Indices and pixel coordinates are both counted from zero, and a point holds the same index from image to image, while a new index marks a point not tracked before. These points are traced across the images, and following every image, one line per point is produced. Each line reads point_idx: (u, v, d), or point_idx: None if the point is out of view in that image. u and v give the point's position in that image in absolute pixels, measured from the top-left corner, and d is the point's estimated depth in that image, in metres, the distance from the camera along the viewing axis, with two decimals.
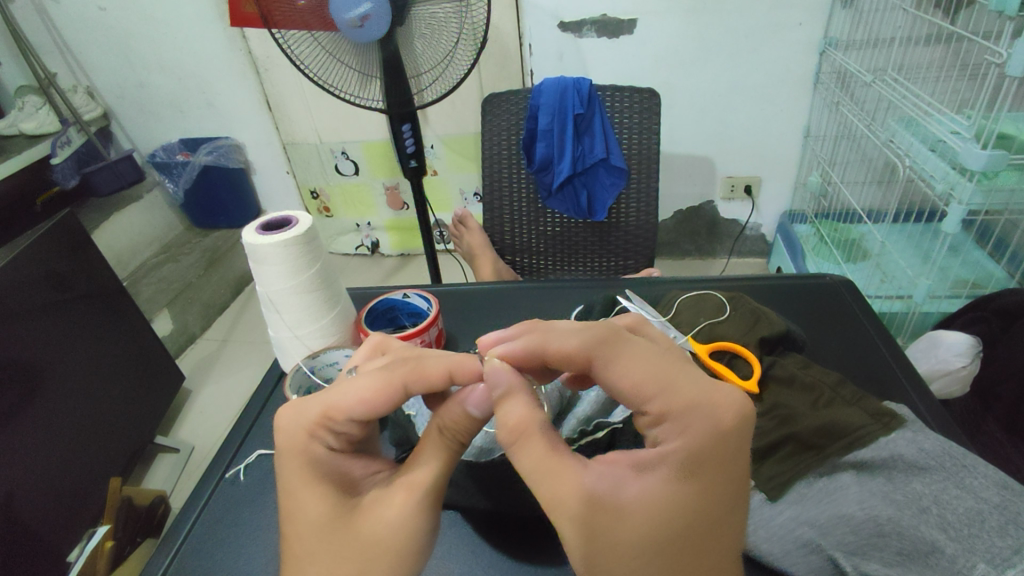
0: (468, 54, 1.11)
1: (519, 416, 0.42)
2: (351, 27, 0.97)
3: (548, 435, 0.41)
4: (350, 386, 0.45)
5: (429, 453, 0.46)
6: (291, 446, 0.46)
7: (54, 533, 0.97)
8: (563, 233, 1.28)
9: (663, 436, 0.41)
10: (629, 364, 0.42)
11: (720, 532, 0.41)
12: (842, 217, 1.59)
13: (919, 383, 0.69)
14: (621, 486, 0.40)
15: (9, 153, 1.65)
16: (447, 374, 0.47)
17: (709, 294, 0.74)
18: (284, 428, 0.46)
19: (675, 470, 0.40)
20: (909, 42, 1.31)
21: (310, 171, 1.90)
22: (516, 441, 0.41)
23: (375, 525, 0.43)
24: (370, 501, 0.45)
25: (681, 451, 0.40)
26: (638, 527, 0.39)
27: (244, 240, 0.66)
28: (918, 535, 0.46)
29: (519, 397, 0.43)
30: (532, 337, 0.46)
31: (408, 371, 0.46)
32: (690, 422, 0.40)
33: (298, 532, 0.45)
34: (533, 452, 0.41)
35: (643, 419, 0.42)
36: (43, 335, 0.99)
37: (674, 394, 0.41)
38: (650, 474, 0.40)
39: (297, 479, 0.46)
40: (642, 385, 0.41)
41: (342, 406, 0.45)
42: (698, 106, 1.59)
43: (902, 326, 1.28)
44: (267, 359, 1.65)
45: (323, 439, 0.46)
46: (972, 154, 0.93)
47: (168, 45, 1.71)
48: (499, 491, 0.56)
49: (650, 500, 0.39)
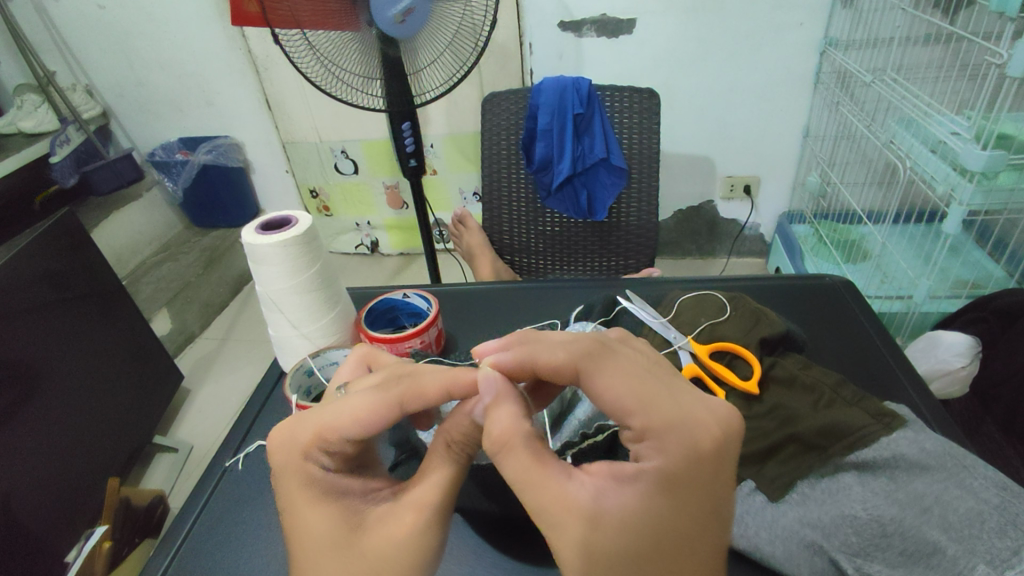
0: (470, 44, 1.09)
1: (505, 426, 0.42)
2: (393, 24, 0.98)
3: (530, 442, 0.41)
4: (340, 406, 0.45)
5: (437, 471, 0.46)
6: (287, 468, 0.46)
7: (54, 533, 0.97)
8: (563, 233, 1.28)
9: (645, 452, 0.40)
10: (614, 377, 0.42)
11: (709, 533, 0.41)
12: (842, 217, 1.61)
13: (918, 382, 0.69)
14: (604, 495, 0.39)
15: (7, 151, 1.65)
16: (444, 392, 0.45)
17: (709, 295, 0.74)
18: (279, 446, 0.47)
19: (653, 484, 0.39)
20: (906, 43, 1.32)
21: (309, 170, 1.90)
22: (499, 450, 0.41)
23: (383, 545, 0.43)
24: (375, 517, 0.45)
25: (659, 470, 0.39)
26: (620, 537, 0.39)
27: (244, 240, 0.66)
28: (919, 536, 0.46)
29: (507, 405, 0.43)
30: (521, 350, 0.45)
31: (403, 392, 0.45)
32: (670, 440, 0.40)
33: (302, 550, 0.45)
34: (517, 462, 0.41)
35: (626, 434, 0.41)
36: (41, 334, 0.99)
37: (653, 409, 0.40)
38: (630, 486, 0.39)
39: (297, 501, 0.46)
40: (625, 400, 0.41)
41: (335, 427, 0.45)
42: (699, 106, 1.59)
43: (901, 326, 1.28)
44: (267, 358, 1.65)
45: (317, 460, 0.46)
46: (972, 155, 0.94)
47: (168, 43, 1.71)
48: (504, 495, 0.57)
49: (628, 511, 0.39)
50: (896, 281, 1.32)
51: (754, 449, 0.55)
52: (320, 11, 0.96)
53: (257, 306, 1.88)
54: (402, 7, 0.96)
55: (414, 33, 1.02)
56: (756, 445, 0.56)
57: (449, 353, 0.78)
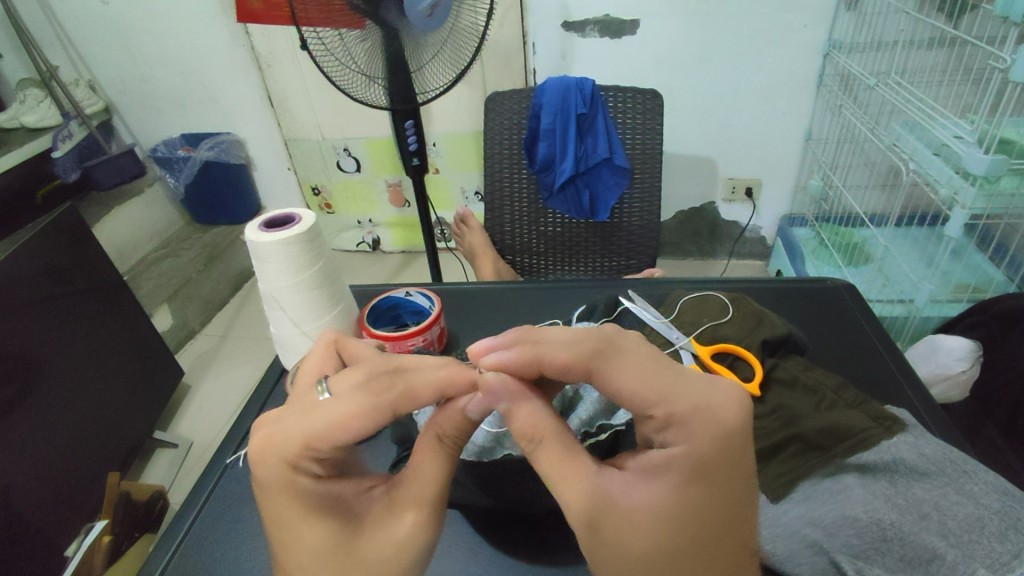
0: (472, 38, 1.10)
1: (530, 419, 0.44)
2: (421, 19, 0.99)
3: (561, 436, 0.44)
4: (330, 412, 0.42)
5: (432, 461, 0.47)
6: (273, 479, 0.43)
7: (53, 528, 0.97)
8: (564, 233, 1.28)
9: (671, 439, 0.41)
10: (626, 373, 0.42)
11: (730, 532, 0.42)
12: (842, 220, 1.61)
13: (916, 382, 0.69)
14: (630, 490, 0.41)
15: (10, 145, 1.65)
16: (437, 392, 0.46)
17: (712, 296, 0.74)
18: (261, 458, 0.43)
19: (683, 473, 0.40)
20: (911, 46, 1.33)
21: (311, 167, 1.90)
22: (534, 443, 0.44)
23: (384, 544, 0.44)
24: (372, 519, 0.45)
25: (688, 456, 0.40)
26: (651, 530, 0.40)
27: (246, 236, 0.66)
28: (919, 542, 0.46)
29: (529, 402, 0.45)
30: (523, 349, 0.45)
31: (397, 396, 0.44)
32: (695, 427, 0.41)
33: (298, 564, 0.43)
34: (550, 455, 0.44)
35: (650, 423, 0.42)
36: (41, 330, 0.98)
37: (675, 399, 0.41)
38: (660, 479, 0.41)
39: (289, 512, 0.44)
40: (643, 393, 0.41)
41: (323, 436, 0.42)
42: (700, 107, 1.59)
43: (902, 330, 1.29)
44: (269, 354, 1.65)
45: (306, 469, 0.43)
46: (974, 159, 0.94)
47: (171, 38, 1.71)
48: (499, 489, 0.56)
49: (659, 504, 0.40)
50: (897, 284, 1.33)
51: (757, 448, 0.56)
52: (338, 10, 0.96)
53: (257, 303, 1.88)
54: (431, 1, 0.97)
55: (439, 25, 1.03)
56: (761, 443, 0.57)
57: (450, 351, 0.78)
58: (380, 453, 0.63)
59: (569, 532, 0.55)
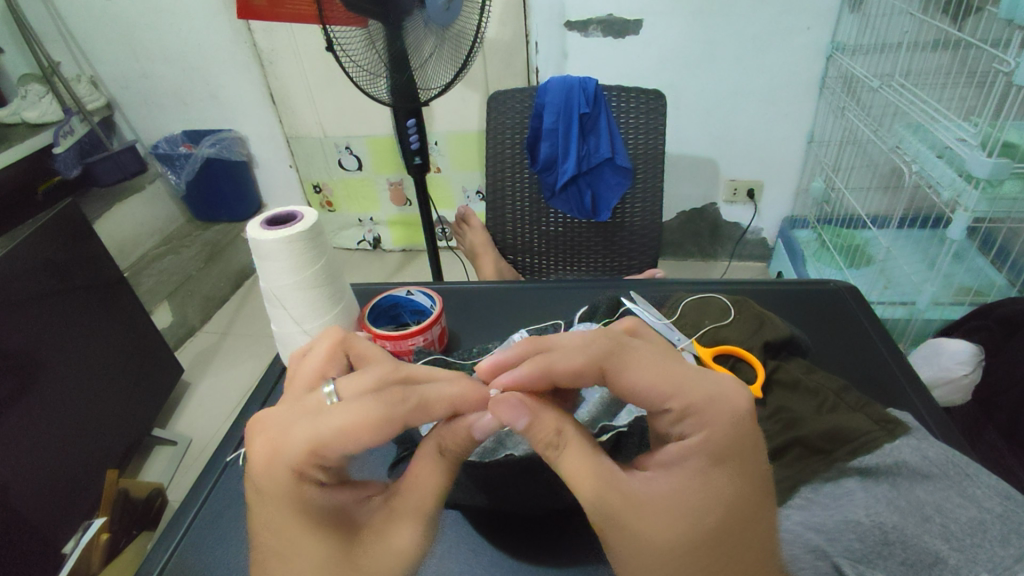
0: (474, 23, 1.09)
1: (551, 425, 0.43)
2: (439, 12, 1.01)
3: (584, 441, 0.43)
4: (339, 418, 0.41)
5: (430, 473, 0.46)
6: (274, 485, 0.43)
7: (50, 524, 0.96)
8: (566, 234, 1.28)
9: (687, 429, 0.42)
10: (642, 372, 0.43)
11: (738, 536, 0.41)
12: (843, 223, 1.60)
13: (918, 385, 0.69)
14: (650, 481, 0.42)
15: (11, 141, 1.64)
16: (449, 405, 0.46)
17: (713, 297, 0.74)
18: (263, 463, 0.43)
19: (703, 461, 0.41)
20: (914, 48, 1.33)
21: (313, 165, 1.90)
22: (556, 450, 0.42)
23: (382, 555, 0.43)
24: (370, 530, 0.44)
25: (707, 443, 0.41)
26: (670, 524, 0.40)
27: (249, 235, 0.66)
28: (920, 545, 0.45)
29: (548, 412, 0.44)
30: (536, 362, 0.46)
31: (411, 409, 0.44)
32: (711, 415, 0.42)
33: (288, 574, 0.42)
34: (575, 458, 0.42)
35: (666, 417, 0.43)
36: (38, 327, 0.98)
37: (690, 389, 0.42)
38: (678, 468, 0.42)
39: (283, 522, 0.43)
40: (657, 387, 0.42)
41: (332, 444, 0.41)
42: (702, 109, 1.59)
43: (903, 332, 1.28)
44: (269, 351, 1.65)
45: (311, 476, 0.43)
46: (977, 162, 0.94)
47: (172, 34, 1.70)
48: (502, 492, 0.55)
49: (677, 494, 0.41)
50: (899, 287, 1.32)
51: None
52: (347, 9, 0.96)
53: (258, 300, 1.89)
54: None
55: (452, 20, 1.05)
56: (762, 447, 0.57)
57: (451, 351, 0.78)
58: (384, 453, 0.64)
59: (571, 533, 0.55)
